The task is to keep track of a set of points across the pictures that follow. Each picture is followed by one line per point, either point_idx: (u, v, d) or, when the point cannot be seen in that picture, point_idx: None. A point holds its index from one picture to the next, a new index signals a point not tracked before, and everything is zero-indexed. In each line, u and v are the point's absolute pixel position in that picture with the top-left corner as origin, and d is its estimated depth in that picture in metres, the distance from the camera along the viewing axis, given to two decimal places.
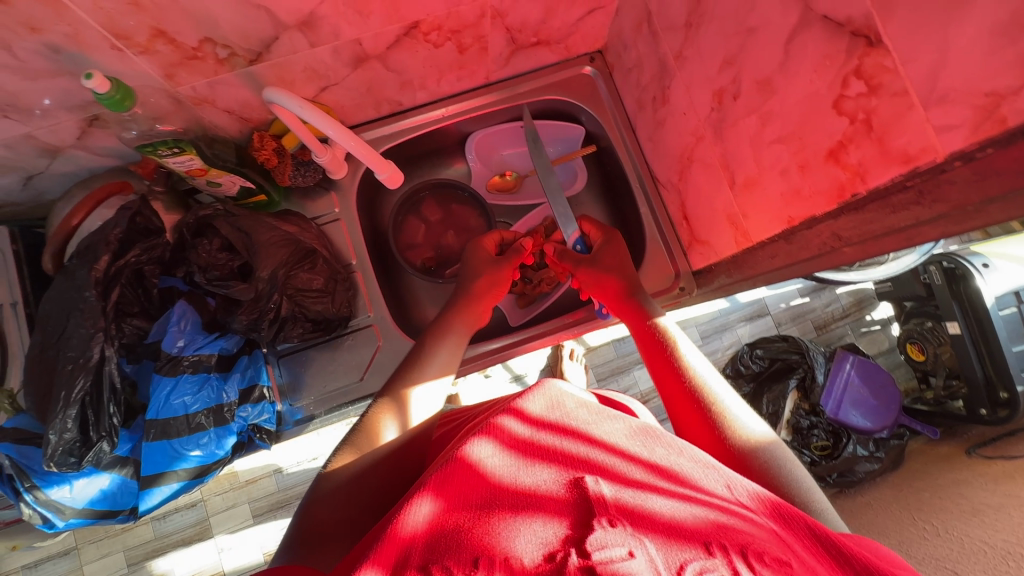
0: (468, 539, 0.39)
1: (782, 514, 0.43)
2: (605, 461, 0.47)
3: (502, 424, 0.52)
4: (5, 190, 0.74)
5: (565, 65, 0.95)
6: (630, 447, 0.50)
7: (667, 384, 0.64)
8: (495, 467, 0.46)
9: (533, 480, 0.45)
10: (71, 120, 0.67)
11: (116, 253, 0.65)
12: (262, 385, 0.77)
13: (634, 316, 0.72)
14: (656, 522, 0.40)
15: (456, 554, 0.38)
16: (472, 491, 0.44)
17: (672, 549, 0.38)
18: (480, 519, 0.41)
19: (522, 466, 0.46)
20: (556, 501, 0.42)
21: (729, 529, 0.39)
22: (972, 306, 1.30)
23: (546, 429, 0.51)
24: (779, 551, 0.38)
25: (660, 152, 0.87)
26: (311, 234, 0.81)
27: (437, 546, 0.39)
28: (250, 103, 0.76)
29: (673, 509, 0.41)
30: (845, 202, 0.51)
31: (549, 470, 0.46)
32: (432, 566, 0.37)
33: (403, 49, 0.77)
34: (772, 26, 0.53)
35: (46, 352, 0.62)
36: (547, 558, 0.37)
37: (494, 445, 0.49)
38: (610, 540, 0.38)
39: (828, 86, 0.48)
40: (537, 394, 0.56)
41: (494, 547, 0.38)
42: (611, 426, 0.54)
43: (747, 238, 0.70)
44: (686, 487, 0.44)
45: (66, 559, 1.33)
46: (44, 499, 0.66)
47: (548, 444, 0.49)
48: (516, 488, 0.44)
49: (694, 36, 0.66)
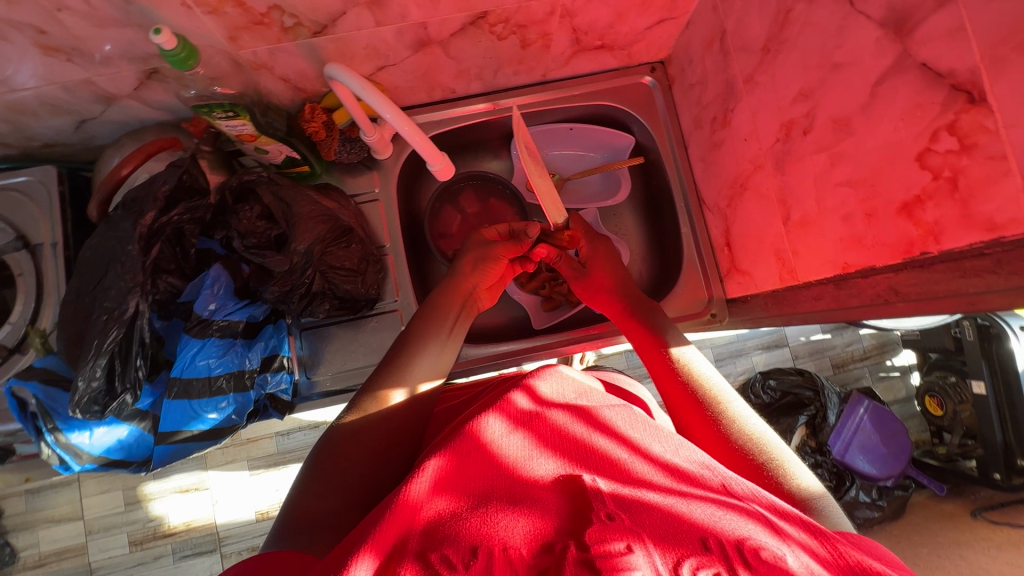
0: (468, 523, 0.39)
1: (780, 505, 0.42)
2: (607, 450, 0.47)
3: (506, 406, 0.51)
4: (57, 130, 0.75)
5: (625, 72, 0.93)
6: (631, 437, 0.49)
7: (676, 398, 0.64)
8: (500, 446, 0.47)
9: (535, 468, 0.44)
10: (130, 71, 0.67)
11: (162, 209, 0.65)
12: (282, 355, 0.76)
13: (640, 334, 0.73)
14: (653, 515, 0.39)
15: (454, 539, 0.37)
16: (473, 474, 0.44)
17: (669, 544, 0.36)
18: (480, 509, 0.40)
19: (525, 451, 0.46)
20: (554, 493, 0.42)
21: (723, 523, 0.38)
22: (1002, 368, 1.27)
23: (553, 409, 0.52)
24: (774, 548, 0.36)
25: (711, 174, 0.84)
26: (349, 212, 0.81)
27: (436, 534, 0.38)
28: (306, 73, 0.75)
29: (670, 504, 0.40)
30: (911, 258, 0.49)
31: (550, 461, 0.45)
32: (431, 548, 0.37)
33: (466, 37, 0.76)
34: (861, 66, 0.50)
35: (82, 298, 0.63)
36: (544, 550, 0.37)
37: (501, 424, 0.49)
38: (609, 533, 0.37)
39: (915, 137, 0.46)
40: (546, 380, 0.57)
41: (493, 534, 0.37)
42: (612, 410, 0.54)
43: (792, 275, 0.68)
44: (682, 484, 0.43)
45: (67, 491, 1.37)
46: (64, 442, 0.66)
47: (552, 427, 0.49)
48: (516, 478, 0.43)
49: (770, 61, 0.64)
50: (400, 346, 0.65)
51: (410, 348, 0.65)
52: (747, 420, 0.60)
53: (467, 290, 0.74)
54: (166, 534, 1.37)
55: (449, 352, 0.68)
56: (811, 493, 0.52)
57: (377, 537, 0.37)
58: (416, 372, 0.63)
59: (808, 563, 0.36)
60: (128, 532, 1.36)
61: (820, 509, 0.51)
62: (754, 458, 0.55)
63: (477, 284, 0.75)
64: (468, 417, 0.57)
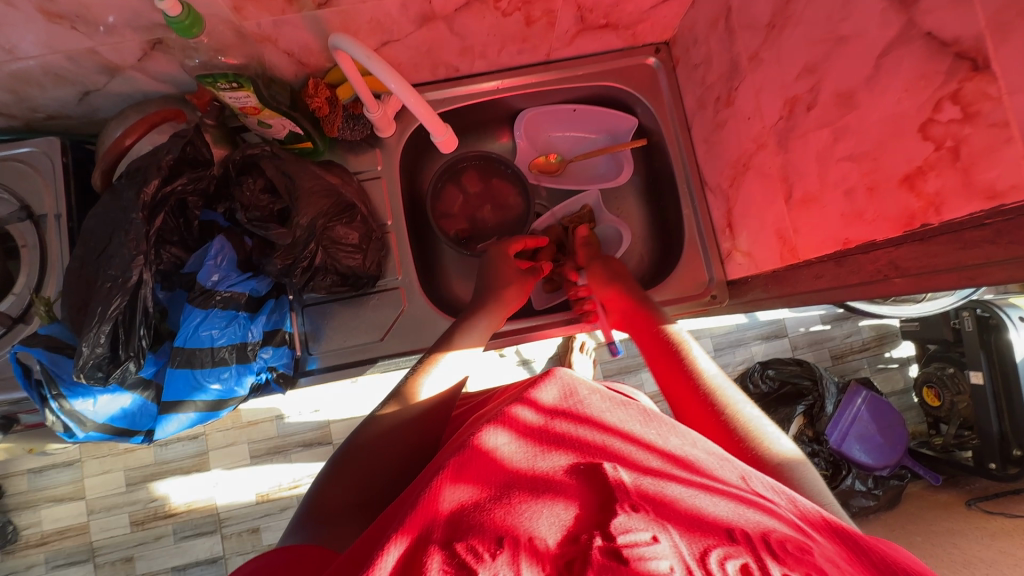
0: (492, 515, 0.39)
1: (802, 501, 0.42)
2: (621, 444, 0.47)
3: (514, 411, 0.50)
4: (60, 102, 0.75)
5: (629, 53, 0.93)
6: (643, 431, 0.49)
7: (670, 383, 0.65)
8: (511, 453, 0.46)
9: (549, 468, 0.45)
10: (135, 40, 0.67)
11: (165, 179, 0.65)
12: (285, 330, 0.77)
13: (643, 321, 0.75)
14: (676, 508, 0.39)
15: (480, 525, 0.38)
16: (488, 472, 0.44)
17: (695, 534, 0.37)
18: (503, 504, 0.40)
19: (534, 455, 0.46)
20: (574, 490, 0.42)
21: (748, 516, 0.38)
22: (1000, 358, 1.28)
23: (560, 416, 0.50)
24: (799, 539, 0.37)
25: (714, 155, 0.85)
26: (352, 188, 0.81)
27: (460, 526, 0.38)
28: (310, 47, 0.75)
29: (693, 497, 0.40)
30: (912, 231, 0.49)
31: (564, 459, 0.45)
32: (458, 535, 0.37)
33: (471, 13, 0.76)
34: (866, 38, 0.50)
35: (86, 266, 0.64)
36: (570, 540, 0.37)
37: (507, 430, 0.48)
38: (634, 525, 0.37)
39: (918, 107, 0.46)
40: (550, 384, 0.54)
41: (519, 528, 0.38)
42: (625, 412, 0.52)
43: (793, 254, 0.68)
44: (702, 477, 0.43)
45: (70, 470, 1.38)
46: (68, 409, 0.66)
47: (560, 430, 0.49)
48: (534, 476, 0.44)
49: (775, 38, 0.63)
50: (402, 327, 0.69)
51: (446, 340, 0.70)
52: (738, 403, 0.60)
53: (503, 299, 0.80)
54: (167, 514, 1.38)
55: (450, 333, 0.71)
56: (786, 459, 0.54)
57: (405, 530, 0.38)
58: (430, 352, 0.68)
59: (838, 557, 0.36)
60: (129, 512, 1.38)
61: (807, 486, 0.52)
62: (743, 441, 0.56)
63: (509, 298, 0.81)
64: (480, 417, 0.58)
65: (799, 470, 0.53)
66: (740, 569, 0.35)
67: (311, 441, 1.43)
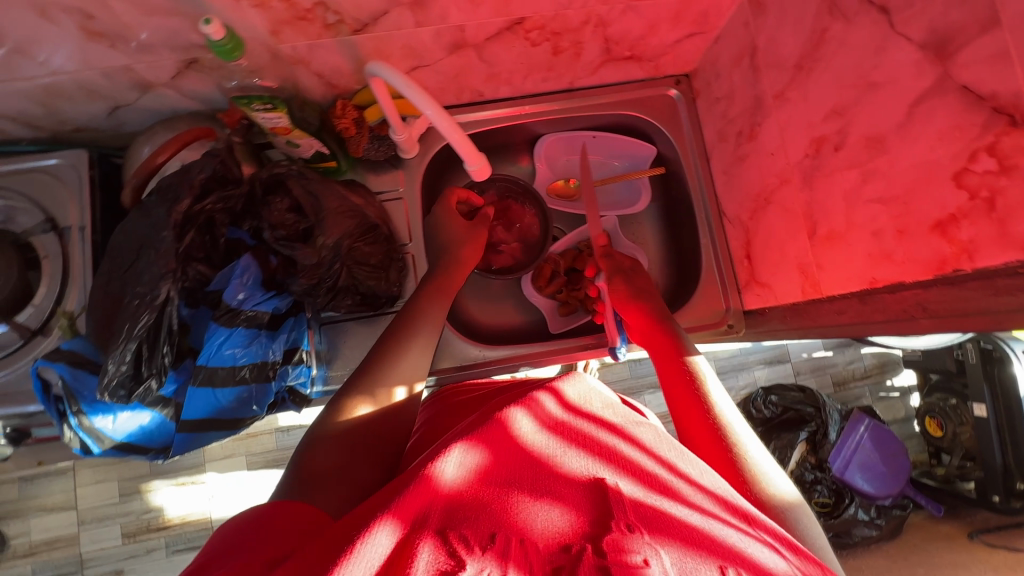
0: (495, 508, 0.42)
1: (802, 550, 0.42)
2: (638, 455, 0.50)
3: (539, 399, 0.55)
4: (89, 115, 0.76)
5: (650, 83, 0.95)
6: (651, 447, 0.52)
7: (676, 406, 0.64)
8: (521, 438, 0.50)
9: (565, 464, 0.48)
10: (171, 59, 0.67)
11: (196, 197, 0.66)
12: (303, 348, 0.76)
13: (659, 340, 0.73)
14: (672, 534, 0.40)
15: (479, 514, 0.41)
16: (500, 462, 0.47)
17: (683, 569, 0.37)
18: (504, 495, 0.43)
19: (553, 447, 0.49)
20: (572, 496, 0.44)
21: (742, 558, 0.38)
22: (1003, 391, 1.28)
23: (581, 418, 0.55)
24: None
25: (733, 186, 0.86)
26: (375, 209, 0.82)
27: (456, 513, 0.41)
28: (341, 70, 0.76)
29: (691, 528, 0.41)
30: (943, 274, 0.50)
31: (570, 462, 0.48)
32: (452, 520, 0.40)
33: (501, 42, 0.77)
34: (898, 86, 0.51)
35: (112, 283, 0.64)
36: (558, 551, 0.39)
37: (530, 418, 0.52)
38: (631, 544, 0.39)
39: (952, 157, 0.47)
40: (571, 382, 0.60)
41: (513, 526, 0.40)
42: (636, 427, 0.56)
43: (815, 289, 0.69)
44: (702, 508, 0.43)
45: (62, 478, 1.36)
46: (87, 426, 0.65)
47: (581, 431, 0.53)
48: (540, 469, 0.47)
49: (803, 79, 0.65)
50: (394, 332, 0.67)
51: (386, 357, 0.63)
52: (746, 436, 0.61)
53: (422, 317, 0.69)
54: (160, 527, 1.36)
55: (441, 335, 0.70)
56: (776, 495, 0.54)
57: (395, 506, 0.40)
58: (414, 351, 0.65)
59: None
60: (121, 523, 1.35)
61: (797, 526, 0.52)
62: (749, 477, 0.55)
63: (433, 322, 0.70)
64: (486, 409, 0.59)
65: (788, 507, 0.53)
66: None
67: None
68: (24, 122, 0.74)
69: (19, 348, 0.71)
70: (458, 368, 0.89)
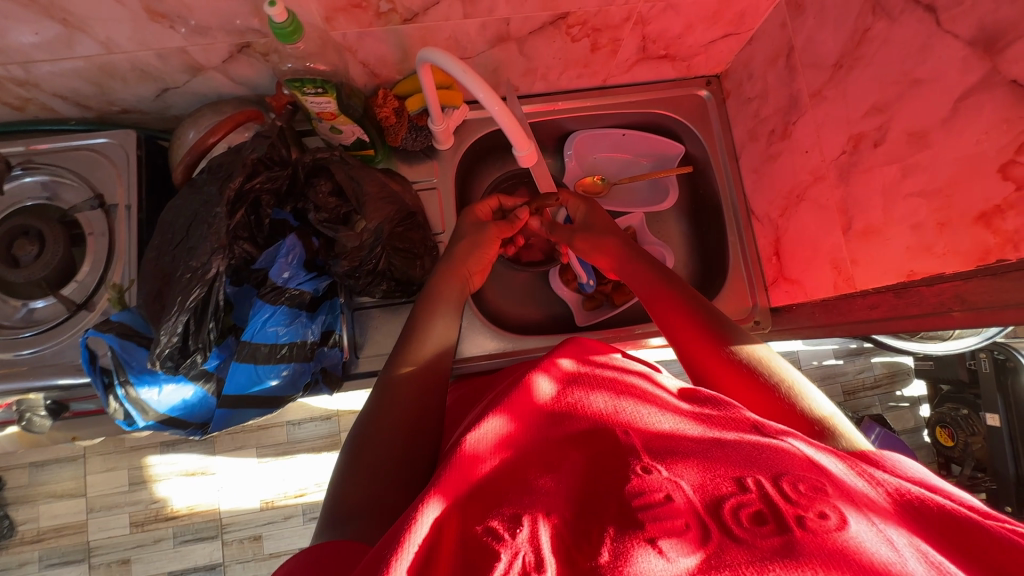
0: (524, 477, 0.43)
1: (813, 442, 0.44)
2: (653, 396, 0.51)
3: (556, 360, 0.57)
4: (138, 97, 0.78)
5: (681, 84, 0.97)
6: (663, 390, 0.53)
7: (698, 357, 0.62)
8: (537, 402, 0.51)
9: (589, 405, 0.50)
10: (225, 42, 0.69)
11: (247, 175, 0.67)
12: (337, 332, 0.78)
13: (649, 289, 0.70)
14: (691, 455, 0.43)
15: (512, 484, 0.43)
16: (524, 433, 0.48)
17: (709, 484, 0.40)
18: (531, 463, 0.45)
19: (572, 399, 0.51)
20: (594, 440, 0.46)
21: (761, 460, 0.41)
22: (1016, 401, 1.31)
23: (597, 372, 0.56)
24: (809, 477, 0.39)
25: (763, 185, 0.87)
26: (410, 196, 0.84)
27: (491, 490, 0.42)
28: (386, 59, 0.78)
29: (708, 450, 0.43)
30: (986, 265, 0.51)
31: (593, 403, 0.50)
32: (491, 493, 0.42)
33: (543, 37, 0.79)
34: (943, 82, 0.53)
35: (163, 257, 0.65)
36: (591, 500, 0.41)
37: (547, 383, 0.54)
38: (654, 479, 0.40)
39: (999, 149, 0.48)
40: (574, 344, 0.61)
41: (544, 490, 0.42)
42: (643, 371, 0.58)
43: (848, 283, 0.71)
44: (716, 431, 0.46)
45: (72, 465, 1.36)
46: (133, 397, 0.66)
47: (598, 380, 0.54)
48: (562, 427, 0.48)
49: (841, 77, 0.67)
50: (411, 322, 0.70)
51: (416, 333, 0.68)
52: (781, 366, 0.60)
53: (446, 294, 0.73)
54: (168, 517, 1.36)
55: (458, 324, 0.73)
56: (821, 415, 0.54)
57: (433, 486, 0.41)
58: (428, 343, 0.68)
59: (845, 491, 0.38)
60: (129, 512, 1.35)
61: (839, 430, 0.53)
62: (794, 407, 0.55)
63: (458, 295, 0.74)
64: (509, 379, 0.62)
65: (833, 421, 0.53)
66: (753, 517, 0.37)
67: (322, 448, 1.42)
68: (75, 101, 0.75)
69: (64, 322, 0.72)
70: (481, 358, 0.90)
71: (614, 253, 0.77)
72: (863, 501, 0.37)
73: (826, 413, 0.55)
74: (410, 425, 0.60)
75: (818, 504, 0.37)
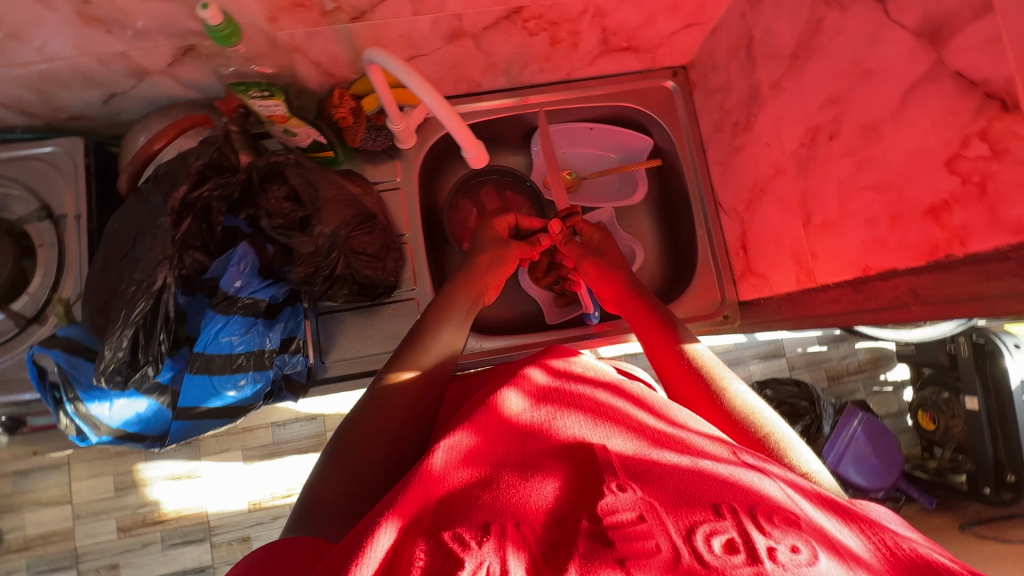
0: (490, 490, 0.42)
1: (789, 477, 0.45)
2: (631, 412, 0.51)
3: (528, 374, 0.56)
4: (85, 103, 0.75)
5: (647, 75, 0.95)
6: (643, 406, 0.53)
7: (689, 396, 0.63)
8: (512, 418, 0.50)
9: (556, 430, 0.48)
10: (167, 46, 0.67)
11: (194, 184, 0.66)
12: (300, 338, 0.76)
13: (639, 319, 0.73)
14: (666, 478, 0.42)
15: (478, 496, 0.41)
16: (495, 443, 0.47)
17: (682, 506, 0.39)
18: (499, 475, 0.43)
19: (544, 417, 0.50)
20: (568, 456, 0.45)
21: (737, 489, 0.41)
22: (995, 383, 1.29)
23: (566, 384, 0.55)
24: (784, 512, 0.39)
25: (729, 178, 0.86)
26: (372, 198, 0.82)
27: (454, 506, 0.41)
28: (338, 58, 0.76)
29: (682, 472, 0.42)
30: (935, 260, 0.51)
31: (569, 423, 0.49)
32: (456, 507, 0.41)
33: (499, 31, 0.77)
34: (892, 73, 0.52)
35: (109, 269, 0.64)
36: (562, 518, 0.40)
37: (514, 397, 0.52)
38: (620, 503, 0.40)
39: (945, 143, 0.47)
40: (560, 354, 0.60)
41: (511, 507, 0.40)
42: (624, 384, 0.57)
43: (810, 278, 0.70)
44: (693, 452, 0.45)
45: (57, 472, 1.35)
46: (83, 413, 0.66)
47: (568, 394, 0.53)
48: (535, 441, 0.47)
49: (798, 68, 0.65)
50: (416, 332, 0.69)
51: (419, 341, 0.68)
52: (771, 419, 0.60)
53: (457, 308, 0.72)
54: (157, 521, 1.35)
55: (463, 339, 0.72)
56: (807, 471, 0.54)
57: (399, 506, 0.40)
58: (427, 356, 0.67)
59: (818, 527, 0.38)
60: (116, 517, 1.35)
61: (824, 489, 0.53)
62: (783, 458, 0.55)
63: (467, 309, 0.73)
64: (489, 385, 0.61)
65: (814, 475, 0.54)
66: (725, 545, 0.37)
67: (308, 448, 1.41)
68: (19, 109, 0.73)
69: (14, 337, 0.70)
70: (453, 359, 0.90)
71: (617, 283, 0.78)
72: (835, 540, 0.37)
73: (810, 469, 0.55)
74: (396, 430, 0.59)
75: (790, 538, 0.36)
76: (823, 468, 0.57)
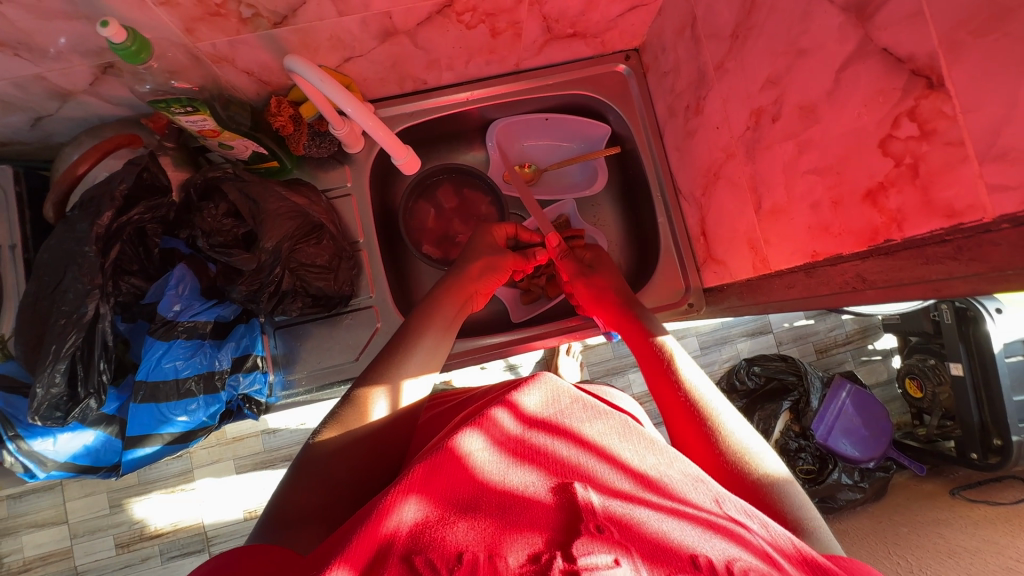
0: (452, 538, 0.39)
1: (773, 529, 0.42)
2: (606, 457, 0.48)
3: (494, 416, 0.52)
4: (12, 128, 0.72)
5: (599, 61, 0.92)
6: (623, 447, 0.50)
7: (670, 406, 0.61)
8: (483, 459, 0.47)
9: (522, 481, 0.45)
10: (84, 65, 0.64)
11: (120, 209, 0.63)
12: (256, 355, 0.75)
13: (634, 332, 0.70)
14: (641, 533, 0.39)
15: (439, 544, 0.38)
16: (461, 482, 0.44)
17: (656, 563, 0.37)
18: (464, 520, 0.40)
19: (508, 465, 0.47)
20: (542, 504, 0.42)
21: (716, 543, 0.38)
22: (978, 349, 1.23)
23: (537, 427, 0.52)
24: (764, 570, 0.36)
25: (685, 162, 0.84)
26: (320, 207, 0.79)
27: (415, 551, 0.38)
28: (269, 66, 0.73)
29: (658, 523, 0.40)
30: (876, 245, 0.49)
31: (537, 472, 0.46)
32: (415, 552, 0.38)
33: (434, 27, 0.74)
34: (824, 52, 0.50)
35: (40, 302, 0.62)
36: (532, 559, 0.37)
37: (485, 437, 0.49)
38: (595, 549, 0.37)
39: (877, 124, 0.45)
40: (535, 389, 0.57)
41: (475, 556, 0.37)
42: (601, 421, 0.54)
43: (765, 264, 0.68)
44: (674, 500, 0.43)
45: (50, 494, 1.30)
46: (27, 449, 0.67)
47: (541, 437, 0.50)
48: (504, 487, 0.44)
49: (739, 48, 0.63)
50: (398, 339, 0.65)
51: (400, 348, 0.63)
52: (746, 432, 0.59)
53: (457, 303, 0.70)
54: (153, 535, 1.31)
55: (447, 344, 0.68)
56: (774, 479, 0.53)
57: (354, 550, 0.37)
58: (407, 368, 0.62)
59: None
60: (113, 534, 1.31)
61: (798, 512, 0.52)
62: (774, 503, 0.51)
63: (452, 312, 0.69)
64: (459, 422, 0.58)
65: (787, 492, 0.53)
66: None
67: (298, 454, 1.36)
68: None
69: None
70: None
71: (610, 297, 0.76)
72: None
73: (779, 474, 0.55)
74: (369, 457, 0.55)
75: None
76: (794, 480, 0.56)
